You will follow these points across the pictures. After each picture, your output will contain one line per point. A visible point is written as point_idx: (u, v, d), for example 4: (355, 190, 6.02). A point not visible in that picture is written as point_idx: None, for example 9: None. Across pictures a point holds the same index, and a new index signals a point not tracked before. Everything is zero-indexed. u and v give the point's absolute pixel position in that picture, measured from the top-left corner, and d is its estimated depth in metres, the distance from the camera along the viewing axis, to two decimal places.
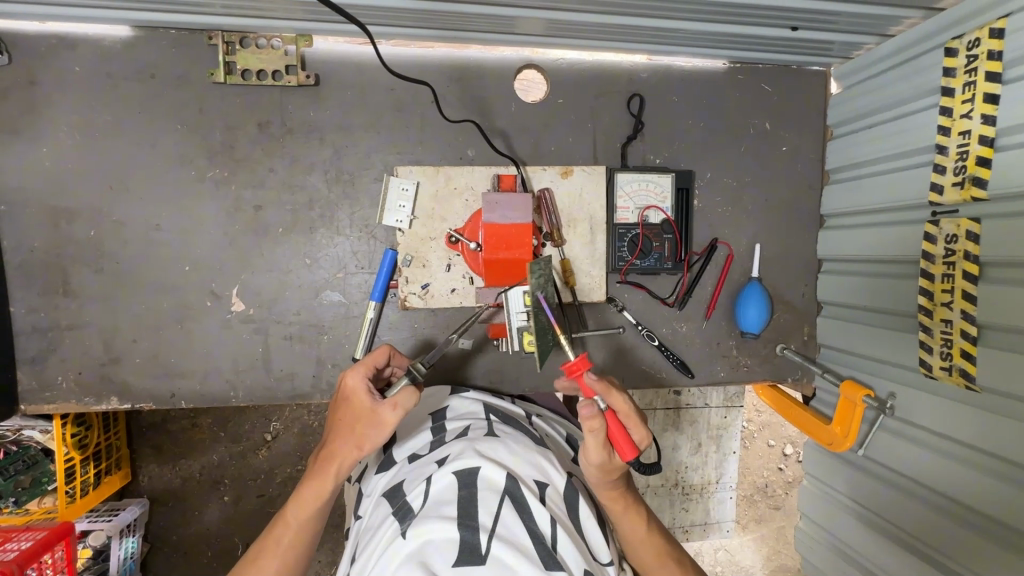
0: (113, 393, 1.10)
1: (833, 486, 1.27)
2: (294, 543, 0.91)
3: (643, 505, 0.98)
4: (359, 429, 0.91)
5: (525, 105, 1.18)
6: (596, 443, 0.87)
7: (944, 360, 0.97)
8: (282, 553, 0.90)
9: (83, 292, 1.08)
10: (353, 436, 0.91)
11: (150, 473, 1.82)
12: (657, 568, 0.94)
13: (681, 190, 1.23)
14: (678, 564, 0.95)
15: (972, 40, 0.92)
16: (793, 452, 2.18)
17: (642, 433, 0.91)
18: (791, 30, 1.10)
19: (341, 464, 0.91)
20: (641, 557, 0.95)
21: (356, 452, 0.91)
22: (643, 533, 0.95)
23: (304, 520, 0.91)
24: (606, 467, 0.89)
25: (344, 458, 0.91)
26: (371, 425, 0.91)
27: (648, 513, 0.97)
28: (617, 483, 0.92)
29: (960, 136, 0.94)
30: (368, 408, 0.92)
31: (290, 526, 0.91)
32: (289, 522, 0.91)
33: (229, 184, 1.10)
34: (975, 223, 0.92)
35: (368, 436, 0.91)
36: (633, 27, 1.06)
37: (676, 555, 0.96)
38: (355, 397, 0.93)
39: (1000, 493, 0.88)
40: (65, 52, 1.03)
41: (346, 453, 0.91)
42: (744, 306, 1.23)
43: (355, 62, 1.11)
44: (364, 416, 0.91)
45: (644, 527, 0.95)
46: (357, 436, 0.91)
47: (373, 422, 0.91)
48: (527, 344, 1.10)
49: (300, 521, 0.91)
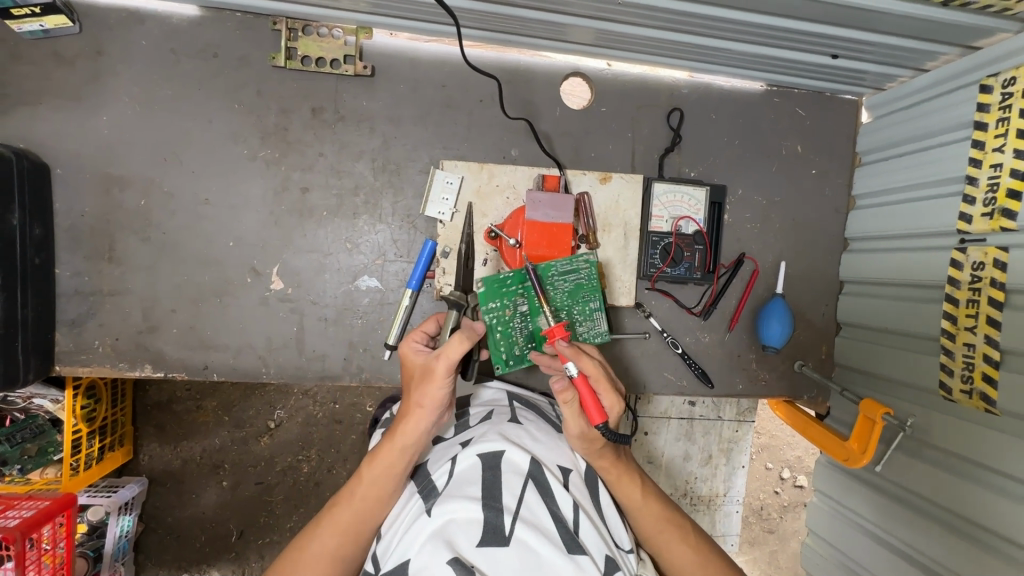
0: (148, 361, 1.12)
1: (843, 504, 1.29)
2: (351, 525, 0.87)
3: (641, 475, 0.97)
4: (420, 388, 0.89)
5: (569, 111, 1.22)
6: (573, 413, 0.88)
7: (964, 383, 1.01)
8: (343, 537, 0.86)
9: (127, 259, 1.10)
10: (414, 397, 0.88)
11: (152, 451, 1.81)
12: (660, 535, 0.93)
13: (713, 204, 1.27)
14: (682, 532, 0.94)
15: (1007, 79, 0.96)
16: (790, 476, 2.20)
17: (612, 398, 0.92)
18: (831, 58, 1.14)
19: (410, 432, 0.87)
20: (643, 528, 0.94)
21: (419, 413, 0.87)
22: (642, 500, 0.94)
23: (367, 503, 0.87)
24: (586, 437, 0.90)
25: (413, 424, 0.87)
26: (429, 381, 0.88)
27: (646, 483, 0.97)
28: (605, 451, 0.92)
29: (991, 168, 0.98)
30: (426, 365, 0.90)
31: (351, 508, 0.87)
32: (350, 504, 0.87)
33: (278, 165, 1.12)
34: (1003, 251, 0.96)
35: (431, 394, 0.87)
36: (682, 43, 1.11)
37: (678, 521, 0.95)
38: (412, 360, 0.93)
39: (1012, 514, 0.91)
40: (133, 26, 1.06)
41: (412, 417, 0.87)
42: (767, 320, 1.24)
43: (410, 57, 1.15)
44: (422, 372, 0.90)
45: (641, 494, 0.94)
46: (418, 394, 0.88)
47: (432, 377, 0.88)
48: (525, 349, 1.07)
49: (362, 503, 0.87)
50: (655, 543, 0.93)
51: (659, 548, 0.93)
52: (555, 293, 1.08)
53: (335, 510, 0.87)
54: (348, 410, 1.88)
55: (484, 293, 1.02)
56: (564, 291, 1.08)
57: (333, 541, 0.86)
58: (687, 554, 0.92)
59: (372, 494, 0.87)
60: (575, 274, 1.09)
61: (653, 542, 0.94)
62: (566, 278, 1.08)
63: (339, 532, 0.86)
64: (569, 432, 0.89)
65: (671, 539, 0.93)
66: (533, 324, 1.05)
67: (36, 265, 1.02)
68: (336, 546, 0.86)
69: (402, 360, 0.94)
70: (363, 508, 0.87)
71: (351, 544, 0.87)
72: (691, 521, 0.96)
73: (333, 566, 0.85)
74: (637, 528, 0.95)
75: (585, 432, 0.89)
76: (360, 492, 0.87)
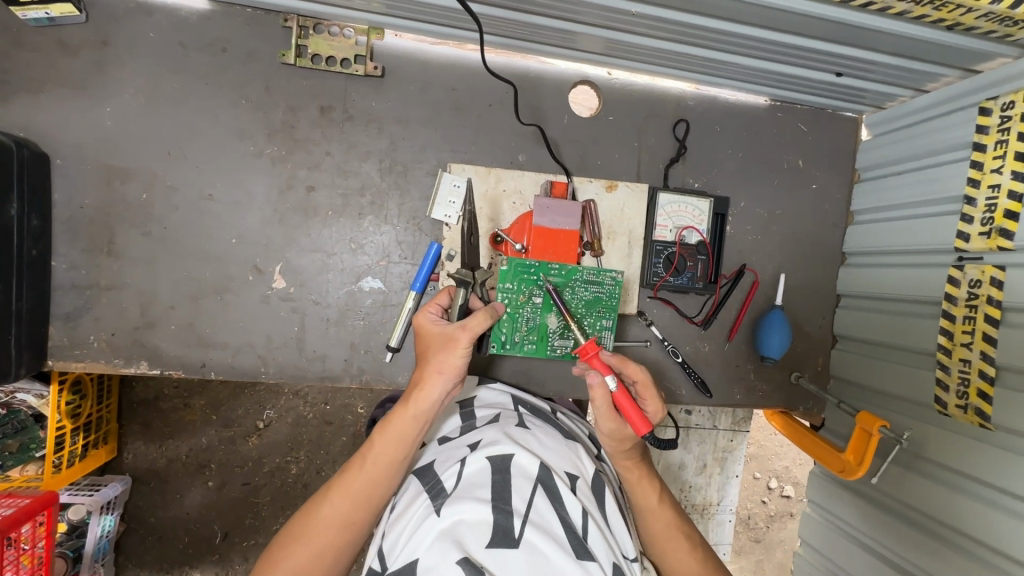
0: (143, 357, 1.09)
1: (837, 515, 1.31)
2: (362, 492, 0.89)
3: (659, 481, 1.01)
4: (437, 356, 0.93)
5: (576, 118, 1.23)
6: (608, 413, 0.94)
7: (959, 398, 1.03)
8: (353, 502, 0.88)
9: (126, 253, 1.08)
10: (432, 364, 0.92)
11: (136, 450, 1.77)
12: (665, 540, 0.96)
13: (717, 215, 1.28)
14: (688, 542, 0.96)
15: (1006, 103, 0.99)
16: (778, 486, 2.22)
17: (655, 404, 0.97)
18: (835, 76, 1.16)
19: (425, 398, 0.91)
20: (651, 532, 0.97)
21: (436, 379, 0.91)
22: (655, 504, 0.97)
23: (380, 469, 0.89)
24: (618, 437, 0.96)
25: (429, 390, 0.91)
26: (447, 350, 0.92)
27: (662, 489, 1.00)
28: (630, 452, 0.97)
29: (990, 189, 1.00)
30: (444, 335, 0.94)
31: (363, 475, 0.89)
32: (362, 471, 0.89)
33: (284, 162, 1.11)
34: (999, 270, 0.98)
35: (448, 362, 0.92)
36: (691, 56, 1.12)
37: (686, 530, 0.97)
38: (430, 331, 0.97)
39: (1004, 527, 0.93)
40: (141, 18, 1.04)
41: (429, 382, 0.91)
42: (766, 332, 1.25)
43: (420, 59, 1.15)
44: (438, 341, 0.94)
45: (656, 499, 0.98)
46: (435, 362, 0.92)
47: (450, 345, 0.93)
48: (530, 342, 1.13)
49: (374, 470, 0.89)
50: (658, 547, 0.96)
51: (661, 552, 0.96)
52: (573, 298, 1.12)
53: (346, 476, 0.90)
54: (339, 411, 1.87)
55: (505, 272, 1.08)
56: (582, 299, 1.13)
57: (344, 505, 0.88)
58: (688, 563, 0.94)
59: (385, 462, 0.90)
60: (598, 287, 1.13)
61: (657, 546, 0.97)
62: (586, 288, 1.12)
63: (350, 498, 0.88)
64: (602, 428, 0.96)
65: (675, 546, 0.95)
66: (542, 317, 1.10)
67: (32, 257, 1.00)
68: (347, 511, 0.88)
69: (420, 331, 0.98)
70: (376, 475, 0.89)
71: (361, 511, 0.88)
72: (699, 535, 0.98)
73: (342, 531, 0.87)
74: (645, 529, 0.98)
75: (617, 431, 0.95)
76: (373, 458, 0.90)
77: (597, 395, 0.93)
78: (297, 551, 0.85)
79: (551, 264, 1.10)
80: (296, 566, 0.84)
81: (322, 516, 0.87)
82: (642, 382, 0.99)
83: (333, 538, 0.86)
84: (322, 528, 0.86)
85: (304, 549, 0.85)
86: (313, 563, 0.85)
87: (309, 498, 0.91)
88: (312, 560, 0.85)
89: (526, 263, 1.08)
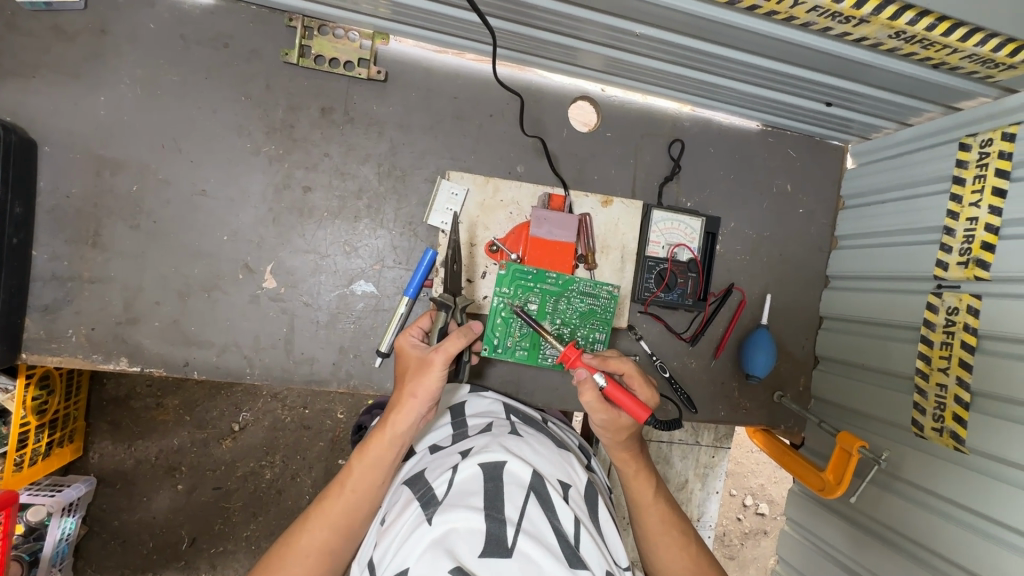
0: (124, 354, 1.06)
1: (815, 532, 1.33)
2: (341, 519, 0.86)
3: (656, 477, 1.01)
4: (414, 381, 0.91)
5: (575, 133, 1.25)
6: (599, 406, 0.93)
7: (936, 421, 1.06)
8: (332, 530, 0.85)
9: (112, 246, 1.05)
10: (409, 387, 0.91)
11: (103, 450, 1.70)
12: (660, 535, 0.95)
13: (708, 234, 1.31)
14: (683, 537, 0.96)
15: (985, 139, 1.03)
16: (753, 503, 2.25)
17: (647, 393, 1.00)
18: (825, 105, 1.21)
19: (401, 423, 0.89)
20: (647, 527, 0.97)
21: (410, 403, 0.89)
22: (651, 498, 0.98)
23: (359, 495, 0.87)
24: (614, 427, 0.96)
25: (404, 414, 0.89)
26: (424, 374, 0.91)
27: (659, 486, 1.00)
28: (628, 443, 0.98)
29: (968, 221, 1.04)
30: (422, 358, 0.93)
31: (342, 499, 0.87)
32: (342, 495, 0.87)
33: (281, 161, 1.10)
34: (976, 299, 1.02)
35: (424, 386, 0.90)
36: (689, 79, 1.15)
37: (681, 525, 0.97)
38: (409, 352, 0.96)
39: (975, 548, 0.96)
40: (142, 8, 1.03)
41: (404, 406, 0.89)
42: (752, 351, 1.28)
43: (423, 66, 1.15)
44: (417, 366, 0.93)
45: (652, 493, 0.98)
46: (411, 385, 0.91)
47: (427, 368, 0.91)
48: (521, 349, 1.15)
49: (354, 493, 0.87)
50: (653, 542, 0.96)
51: (655, 546, 0.96)
52: (567, 308, 1.16)
53: (324, 502, 0.87)
54: (318, 416, 1.84)
55: (502, 276, 1.13)
56: (576, 311, 1.16)
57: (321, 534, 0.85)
58: (682, 557, 0.94)
59: (366, 486, 0.88)
60: (592, 300, 1.17)
61: (651, 541, 0.96)
62: (581, 300, 1.16)
63: (330, 525, 0.85)
64: (596, 420, 0.95)
65: (670, 541, 0.95)
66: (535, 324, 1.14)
67: (13, 245, 0.96)
68: (326, 541, 0.84)
69: (401, 351, 0.97)
70: (354, 501, 0.87)
71: (339, 539, 0.86)
72: (694, 530, 0.98)
73: (320, 561, 0.84)
74: (640, 525, 0.98)
75: (613, 421, 0.95)
76: (353, 484, 0.88)
77: (585, 392, 0.92)
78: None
79: (549, 274, 1.14)
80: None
81: (299, 544, 0.84)
82: (629, 373, 1.00)
83: (311, 567, 0.83)
84: (300, 557, 0.83)
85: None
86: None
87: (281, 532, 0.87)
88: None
89: (522, 270, 1.13)
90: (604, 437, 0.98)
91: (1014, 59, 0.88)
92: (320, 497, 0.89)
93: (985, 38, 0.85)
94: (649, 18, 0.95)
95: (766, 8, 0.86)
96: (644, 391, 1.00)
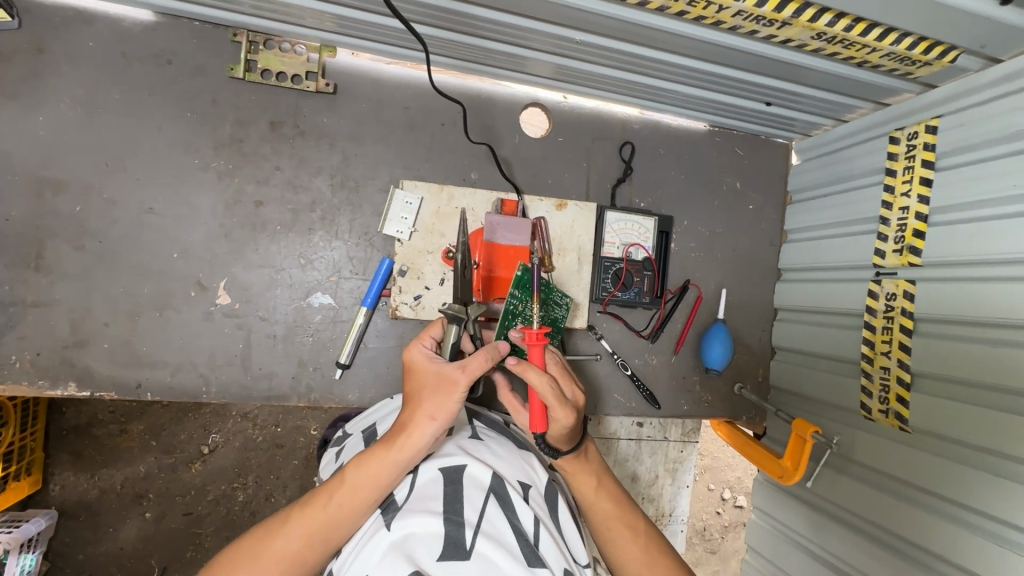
0: (73, 378, 1.04)
1: (780, 519, 1.37)
2: (322, 534, 0.80)
3: (603, 471, 1.00)
4: (429, 398, 0.85)
5: (527, 139, 1.27)
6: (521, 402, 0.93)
7: (881, 403, 1.10)
8: (311, 543, 0.80)
9: (57, 268, 1.03)
10: (426, 409, 0.83)
11: (64, 481, 1.65)
12: (610, 526, 0.95)
13: (662, 233, 1.34)
14: (636, 528, 0.96)
15: (911, 132, 1.09)
16: (731, 497, 2.29)
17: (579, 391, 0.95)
18: (765, 105, 1.25)
19: (410, 444, 0.81)
20: (601, 523, 0.97)
21: (427, 428, 0.82)
22: (594, 488, 0.97)
23: (346, 513, 0.81)
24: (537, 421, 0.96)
25: (415, 436, 0.82)
26: (442, 394, 0.84)
27: (603, 476, 1.00)
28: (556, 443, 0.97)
29: (901, 211, 1.09)
30: (440, 374, 0.87)
31: (325, 513, 0.81)
32: (326, 509, 0.81)
33: (231, 176, 1.09)
34: (911, 284, 1.06)
35: (441, 414, 0.83)
36: (633, 82, 1.18)
37: (629, 515, 0.97)
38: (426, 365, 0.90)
39: (921, 523, 1.00)
40: (80, 26, 1.02)
41: (418, 432, 0.82)
42: (709, 344, 1.31)
43: (373, 78, 1.16)
44: (433, 382, 0.86)
45: (595, 483, 0.97)
46: (429, 406, 0.83)
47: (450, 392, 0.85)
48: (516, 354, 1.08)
49: (338, 511, 0.81)
50: (608, 538, 0.95)
51: (606, 539, 0.96)
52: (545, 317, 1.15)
53: (309, 511, 0.81)
54: (290, 434, 1.80)
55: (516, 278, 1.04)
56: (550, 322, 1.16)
57: (296, 541, 0.80)
58: (636, 549, 0.94)
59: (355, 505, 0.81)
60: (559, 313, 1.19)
61: (602, 532, 0.96)
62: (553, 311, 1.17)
63: (310, 538, 0.80)
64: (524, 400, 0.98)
65: (624, 534, 0.95)
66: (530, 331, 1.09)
67: None
68: (299, 552, 0.80)
69: (416, 363, 0.90)
70: (338, 519, 0.81)
71: (315, 553, 0.81)
72: (647, 520, 0.98)
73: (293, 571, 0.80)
74: (595, 521, 0.97)
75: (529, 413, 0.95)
76: (342, 498, 0.81)
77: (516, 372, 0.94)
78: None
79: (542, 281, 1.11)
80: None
81: (273, 548, 0.80)
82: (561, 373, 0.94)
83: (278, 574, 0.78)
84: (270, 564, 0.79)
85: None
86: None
87: (250, 533, 0.84)
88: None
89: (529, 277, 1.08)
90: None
91: (928, 56, 0.94)
92: (307, 499, 0.83)
93: (899, 37, 0.91)
94: (588, 25, 0.98)
95: (694, 13, 0.90)
96: (560, 416, 0.87)
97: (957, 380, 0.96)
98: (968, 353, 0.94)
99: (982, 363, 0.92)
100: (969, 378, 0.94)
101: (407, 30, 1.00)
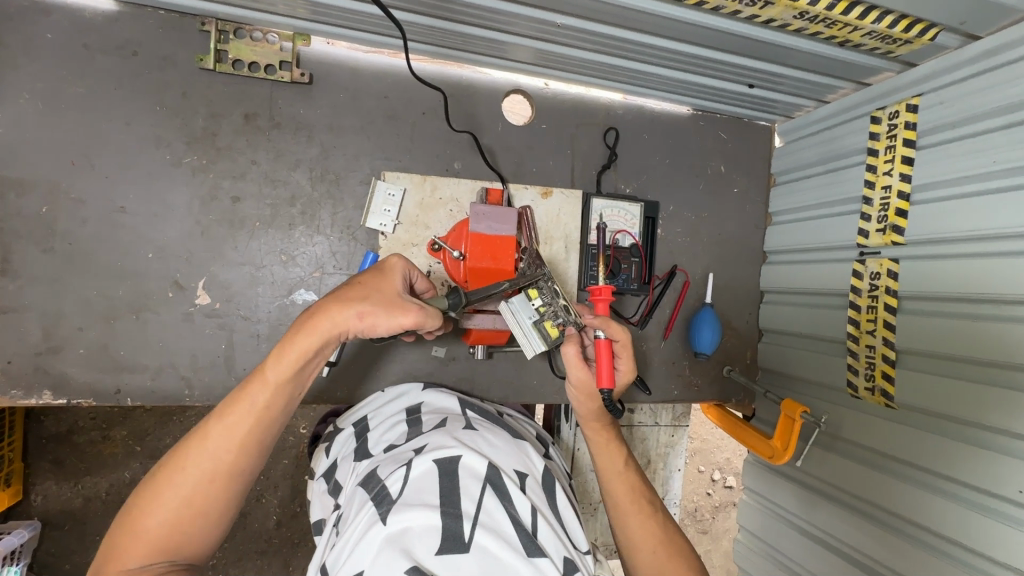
0: (48, 386, 1.00)
1: (770, 498, 1.39)
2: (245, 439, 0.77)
3: (626, 449, 1.05)
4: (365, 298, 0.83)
5: (510, 127, 1.25)
6: (576, 359, 1.00)
7: (868, 381, 1.12)
8: (241, 452, 0.77)
9: (25, 273, 0.99)
10: (360, 304, 0.82)
11: (46, 491, 1.60)
12: (628, 502, 0.97)
13: (648, 219, 1.34)
14: (649, 506, 0.98)
15: (892, 112, 1.09)
16: (720, 477, 2.33)
17: (627, 366, 1.03)
18: (747, 87, 1.25)
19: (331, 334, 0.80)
20: (615, 495, 0.98)
21: (351, 324, 0.81)
22: (621, 466, 1.01)
23: (265, 411, 0.78)
24: (587, 392, 1.02)
25: (338, 328, 0.81)
26: (380, 301, 0.84)
27: (629, 459, 1.04)
28: (599, 414, 1.03)
29: (883, 189, 1.10)
30: (386, 288, 0.86)
31: (247, 420, 0.77)
32: (247, 414, 0.77)
33: (205, 172, 1.06)
34: (895, 263, 1.07)
35: (371, 315, 0.82)
36: (617, 66, 1.16)
37: (648, 495, 1.00)
38: (382, 279, 0.89)
39: (907, 495, 1.02)
40: (36, 17, 0.97)
41: (344, 324, 0.81)
42: (698, 328, 1.32)
43: (349, 67, 1.13)
44: (377, 291, 0.85)
45: (621, 463, 1.02)
46: (362, 303, 0.83)
47: (391, 305, 0.84)
48: (552, 328, 1.01)
49: (261, 413, 0.78)
50: (621, 511, 0.97)
51: (621, 515, 0.97)
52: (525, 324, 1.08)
53: (228, 416, 0.76)
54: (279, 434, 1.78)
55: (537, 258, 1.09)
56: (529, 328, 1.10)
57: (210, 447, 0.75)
58: (651, 526, 0.95)
59: (278, 403, 0.79)
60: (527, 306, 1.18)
61: (617, 509, 0.97)
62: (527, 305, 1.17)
63: (233, 447, 0.76)
64: (570, 377, 1.02)
65: (637, 508, 0.96)
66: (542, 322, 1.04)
67: None
68: (223, 463, 0.75)
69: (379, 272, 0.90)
70: (260, 421, 0.78)
71: (246, 461, 0.77)
72: (661, 504, 1.00)
73: (219, 483, 0.75)
74: (609, 492, 0.99)
75: (584, 381, 1.00)
76: (262, 400, 0.78)
77: (568, 342, 1.01)
78: (163, 505, 0.73)
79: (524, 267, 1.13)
80: (160, 530, 0.72)
81: (197, 463, 0.75)
82: (622, 344, 1.00)
83: (195, 479, 0.74)
84: (197, 480, 0.74)
85: (173, 499, 0.73)
86: (180, 520, 0.73)
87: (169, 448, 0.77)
88: (180, 514, 0.73)
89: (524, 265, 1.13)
90: (578, 405, 1.05)
91: (909, 34, 0.94)
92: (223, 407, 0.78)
93: (881, 15, 0.91)
94: (569, 8, 0.95)
95: None
96: (627, 364, 1.02)
97: (938, 355, 0.98)
98: (951, 329, 0.95)
99: (966, 337, 0.93)
100: (951, 352, 0.95)
101: (387, 17, 0.97)
